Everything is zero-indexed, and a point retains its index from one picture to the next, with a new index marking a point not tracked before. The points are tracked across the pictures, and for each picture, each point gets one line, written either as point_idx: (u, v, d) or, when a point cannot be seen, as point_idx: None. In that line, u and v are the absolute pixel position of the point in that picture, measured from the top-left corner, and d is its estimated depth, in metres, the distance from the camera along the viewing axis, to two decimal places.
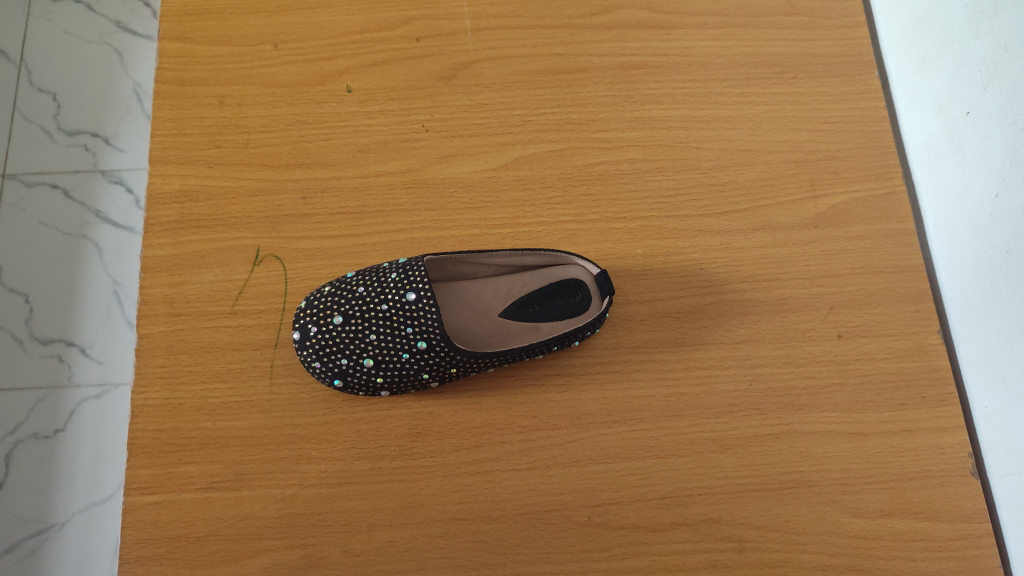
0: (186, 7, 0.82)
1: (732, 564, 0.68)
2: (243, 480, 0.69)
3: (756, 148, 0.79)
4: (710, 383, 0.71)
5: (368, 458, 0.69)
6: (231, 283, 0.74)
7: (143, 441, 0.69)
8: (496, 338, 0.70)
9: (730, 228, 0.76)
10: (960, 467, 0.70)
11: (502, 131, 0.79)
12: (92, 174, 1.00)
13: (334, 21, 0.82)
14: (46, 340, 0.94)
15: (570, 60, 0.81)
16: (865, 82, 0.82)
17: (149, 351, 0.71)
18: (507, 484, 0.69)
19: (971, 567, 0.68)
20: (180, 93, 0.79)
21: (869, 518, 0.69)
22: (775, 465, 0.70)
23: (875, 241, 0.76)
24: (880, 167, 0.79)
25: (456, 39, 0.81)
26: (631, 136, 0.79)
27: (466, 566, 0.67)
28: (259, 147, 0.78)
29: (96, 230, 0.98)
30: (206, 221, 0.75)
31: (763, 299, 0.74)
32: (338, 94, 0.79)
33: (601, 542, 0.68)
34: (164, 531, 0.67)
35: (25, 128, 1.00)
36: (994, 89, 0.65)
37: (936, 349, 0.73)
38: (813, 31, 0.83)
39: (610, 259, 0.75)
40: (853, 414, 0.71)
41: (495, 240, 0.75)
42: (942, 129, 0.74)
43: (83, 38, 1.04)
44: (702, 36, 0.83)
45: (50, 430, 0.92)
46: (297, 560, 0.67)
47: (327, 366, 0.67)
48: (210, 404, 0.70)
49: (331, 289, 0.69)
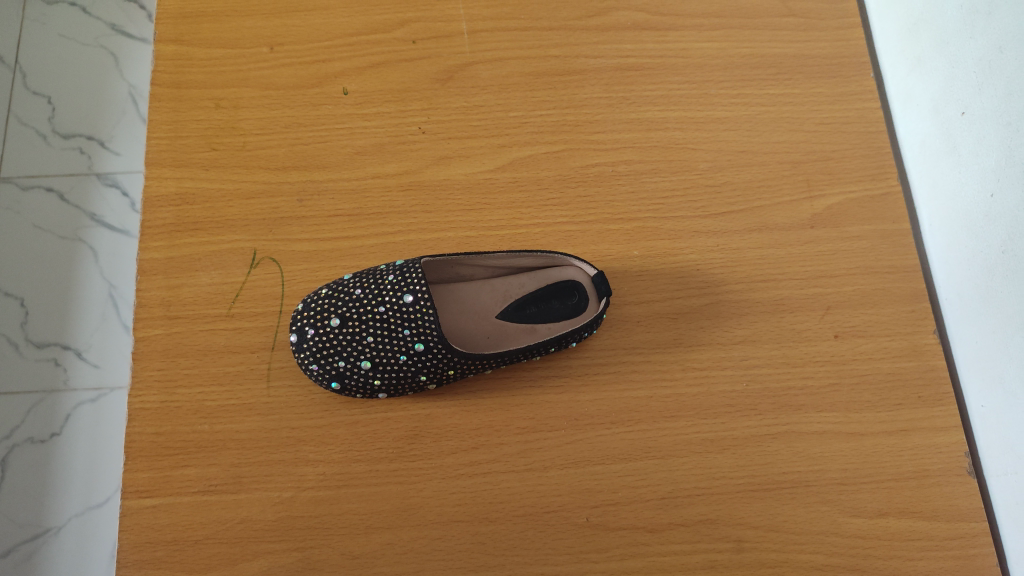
0: (182, 9, 0.82)
1: (730, 565, 0.68)
2: (241, 483, 0.68)
3: (752, 149, 0.79)
4: (707, 384, 0.72)
5: (366, 460, 0.69)
6: (227, 286, 0.73)
7: (140, 444, 0.69)
8: (493, 339, 0.70)
9: (727, 229, 0.77)
10: (957, 466, 0.70)
11: (499, 133, 0.79)
12: (88, 177, 1.00)
13: (330, 23, 0.82)
14: (42, 344, 0.94)
15: (567, 61, 0.82)
16: (860, 83, 0.82)
17: (145, 354, 0.71)
18: (505, 486, 0.69)
19: (968, 566, 0.68)
20: (176, 96, 0.79)
21: (866, 518, 0.69)
22: (772, 465, 0.70)
23: (870, 242, 0.76)
24: (875, 168, 0.79)
25: (453, 42, 0.82)
26: (627, 138, 0.79)
27: (464, 568, 0.67)
28: (256, 149, 0.78)
29: (92, 234, 0.98)
30: (202, 224, 0.75)
31: (760, 300, 0.74)
32: (334, 96, 0.79)
33: (599, 544, 0.68)
34: (161, 535, 0.67)
35: (21, 131, 1.00)
36: (989, 89, 0.65)
37: (933, 348, 0.73)
38: (808, 32, 0.83)
39: (606, 260, 0.75)
40: (849, 414, 0.71)
41: (492, 242, 0.75)
42: (937, 129, 0.74)
43: (78, 41, 1.04)
44: (698, 37, 0.83)
45: (46, 435, 0.91)
46: (295, 563, 0.67)
47: (324, 368, 0.67)
48: (207, 408, 0.70)
49: (328, 291, 0.69)
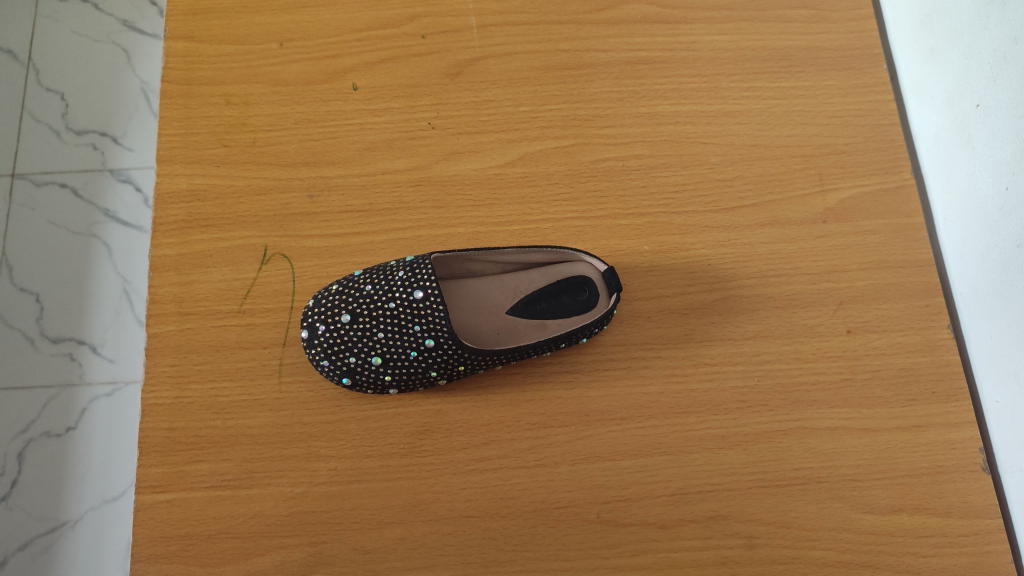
0: (192, 6, 0.82)
1: (740, 561, 0.68)
2: (253, 478, 0.69)
3: (764, 142, 0.79)
4: (718, 379, 0.71)
5: (377, 456, 0.69)
6: (239, 282, 0.74)
7: (153, 440, 0.70)
8: (503, 336, 0.70)
9: (738, 223, 0.76)
10: (972, 463, 0.70)
11: (508, 128, 0.79)
12: (100, 173, 1.00)
13: (339, 19, 0.82)
14: (57, 339, 0.95)
15: (576, 56, 0.81)
16: (875, 76, 0.81)
17: (158, 350, 0.72)
18: (516, 481, 0.69)
19: (982, 563, 0.67)
20: (187, 93, 0.79)
21: (879, 514, 0.69)
22: (784, 461, 0.70)
23: (884, 236, 0.76)
24: (889, 161, 0.78)
25: (462, 36, 0.81)
26: (638, 132, 0.79)
27: (475, 563, 0.67)
28: (266, 146, 0.78)
29: (105, 229, 0.99)
30: (213, 220, 0.76)
31: (772, 295, 0.74)
32: (343, 92, 0.79)
33: (610, 539, 0.68)
34: (174, 529, 0.68)
35: (34, 128, 1.01)
36: (1004, 81, 0.64)
37: (947, 344, 0.72)
38: (820, 25, 0.82)
39: (616, 255, 0.75)
40: (862, 410, 0.71)
41: (502, 238, 0.75)
42: (952, 122, 0.73)
43: (90, 37, 1.05)
44: (708, 30, 0.82)
45: (61, 429, 0.92)
46: (307, 558, 0.68)
47: (335, 365, 0.67)
48: (219, 403, 0.70)
49: (339, 287, 0.70)
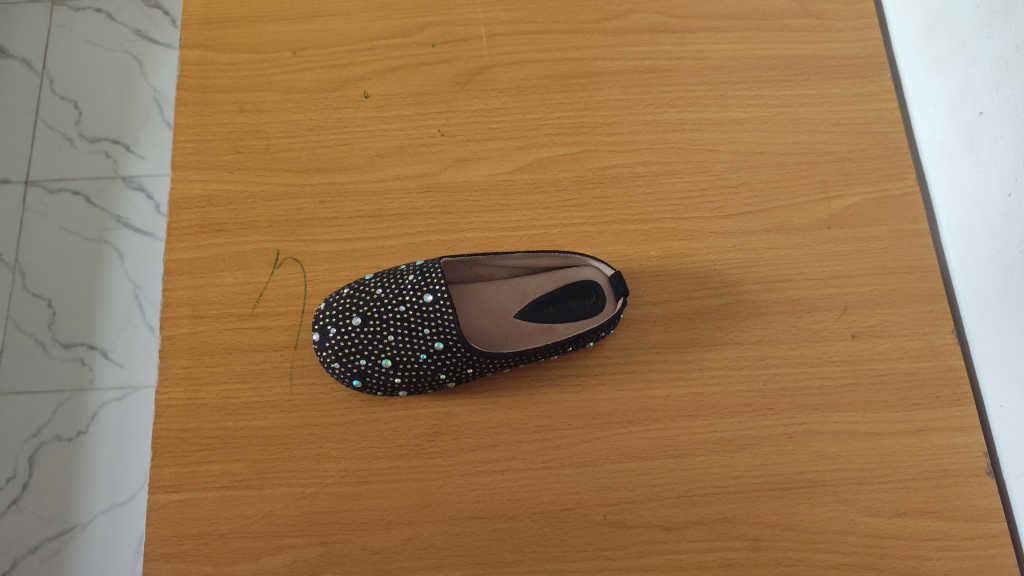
0: (207, 15, 0.83)
1: (746, 563, 0.68)
2: (265, 478, 0.70)
3: (769, 149, 0.80)
4: (724, 383, 0.72)
5: (387, 457, 0.70)
6: (251, 286, 0.75)
7: (166, 440, 0.71)
8: (512, 339, 0.71)
9: (744, 229, 0.77)
10: (975, 467, 0.70)
11: (517, 135, 0.80)
12: (113, 180, 1.02)
13: (351, 28, 0.83)
14: (69, 344, 0.96)
15: (584, 64, 0.82)
16: (878, 84, 0.82)
17: (172, 352, 0.73)
18: (523, 483, 0.70)
19: (986, 566, 0.68)
20: (202, 100, 0.81)
21: (884, 517, 0.69)
22: (789, 464, 0.70)
23: (888, 242, 0.76)
24: (893, 168, 0.79)
25: (472, 45, 0.83)
26: (644, 139, 0.80)
27: (482, 564, 0.68)
28: (279, 152, 0.79)
29: (117, 235, 1.00)
30: (227, 225, 0.77)
31: (777, 300, 0.75)
32: (354, 100, 0.81)
33: (617, 541, 0.69)
34: (187, 528, 0.69)
35: (47, 135, 1.03)
36: (1006, 90, 0.65)
37: (950, 349, 0.73)
38: (825, 34, 0.84)
39: (623, 260, 0.76)
40: (866, 414, 0.72)
41: (510, 243, 0.76)
42: (954, 129, 0.74)
43: (103, 46, 1.07)
44: (714, 39, 0.83)
45: (72, 433, 0.93)
46: (317, 558, 0.68)
47: (346, 366, 0.68)
48: (232, 405, 0.72)
49: (350, 291, 0.71)
